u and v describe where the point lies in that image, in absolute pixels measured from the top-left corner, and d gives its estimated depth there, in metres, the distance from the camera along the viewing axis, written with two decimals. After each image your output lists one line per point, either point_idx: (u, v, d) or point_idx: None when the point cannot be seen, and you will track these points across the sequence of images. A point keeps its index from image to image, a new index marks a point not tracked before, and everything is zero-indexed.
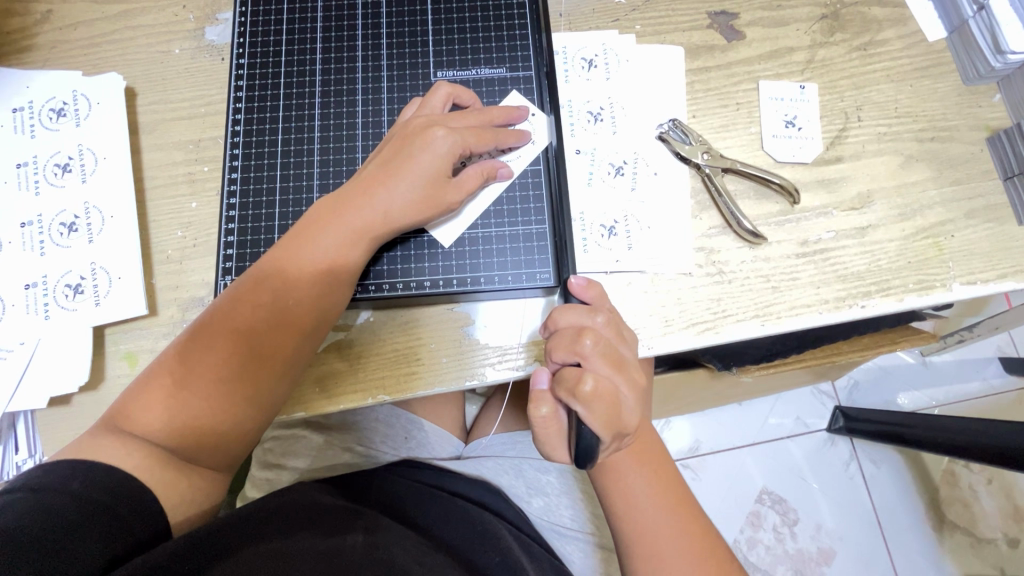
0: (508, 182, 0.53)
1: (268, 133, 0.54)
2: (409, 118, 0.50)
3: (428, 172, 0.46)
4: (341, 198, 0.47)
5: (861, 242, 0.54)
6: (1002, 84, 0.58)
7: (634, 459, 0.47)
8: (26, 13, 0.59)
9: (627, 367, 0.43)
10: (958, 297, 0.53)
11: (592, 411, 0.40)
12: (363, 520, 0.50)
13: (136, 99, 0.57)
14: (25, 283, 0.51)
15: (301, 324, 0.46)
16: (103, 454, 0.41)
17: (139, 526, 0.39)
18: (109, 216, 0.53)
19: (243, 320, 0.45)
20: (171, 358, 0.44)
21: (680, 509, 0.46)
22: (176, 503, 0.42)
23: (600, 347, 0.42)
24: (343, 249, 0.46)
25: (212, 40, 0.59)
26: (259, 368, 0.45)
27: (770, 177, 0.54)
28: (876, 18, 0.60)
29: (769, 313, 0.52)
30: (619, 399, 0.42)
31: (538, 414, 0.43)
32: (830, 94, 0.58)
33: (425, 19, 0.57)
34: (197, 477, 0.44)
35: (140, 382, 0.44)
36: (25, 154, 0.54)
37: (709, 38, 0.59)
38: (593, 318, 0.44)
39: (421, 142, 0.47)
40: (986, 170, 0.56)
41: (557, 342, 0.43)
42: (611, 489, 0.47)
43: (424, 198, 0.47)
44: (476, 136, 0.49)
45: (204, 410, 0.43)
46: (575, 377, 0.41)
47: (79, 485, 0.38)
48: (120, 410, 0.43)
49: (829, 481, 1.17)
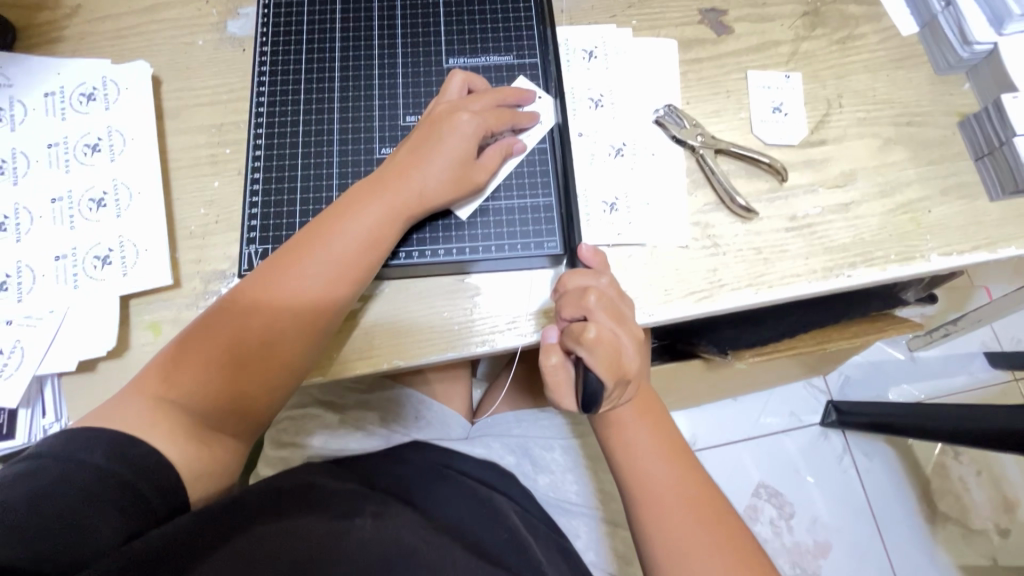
0: (522, 155, 0.56)
1: (289, 115, 0.58)
2: (433, 106, 0.54)
3: (456, 155, 0.50)
4: (373, 179, 0.50)
5: (845, 216, 0.58)
6: (971, 74, 0.63)
7: (635, 412, 0.51)
8: (57, 7, 0.63)
9: (627, 322, 0.47)
10: (936, 268, 0.57)
11: (595, 356, 0.44)
12: (374, 502, 0.52)
13: (162, 86, 0.60)
14: (54, 255, 0.53)
15: (336, 298, 0.48)
16: (131, 423, 0.43)
17: (157, 503, 0.41)
18: (136, 193, 0.56)
19: (280, 292, 0.47)
20: (205, 327, 0.47)
21: (677, 456, 0.49)
22: (197, 475, 0.45)
23: (603, 302, 0.46)
24: (377, 227, 0.49)
25: (234, 32, 0.62)
26: (296, 337, 0.47)
27: (759, 157, 0.58)
28: (853, 15, 0.65)
29: (761, 283, 0.56)
30: (619, 348, 0.46)
31: (549, 361, 0.47)
32: (813, 83, 0.63)
33: (437, 12, 0.61)
34: (220, 448, 0.47)
35: (176, 349, 0.47)
36: (56, 136, 0.57)
37: (700, 32, 0.64)
38: (597, 279, 0.48)
39: (448, 125, 0.50)
40: (959, 151, 0.61)
41: (565, 300, 0.47)
42: (613, 437, 0.51)
43: (451, 177, 0.50)
44: (496, 118, 0.53)
45: (241, 376, 0.47)
46: (579, 327, 0.45)
47: (101, 457, 0.40)
48: (150, 376, 0.46)
49: (823, 473, 1.19)
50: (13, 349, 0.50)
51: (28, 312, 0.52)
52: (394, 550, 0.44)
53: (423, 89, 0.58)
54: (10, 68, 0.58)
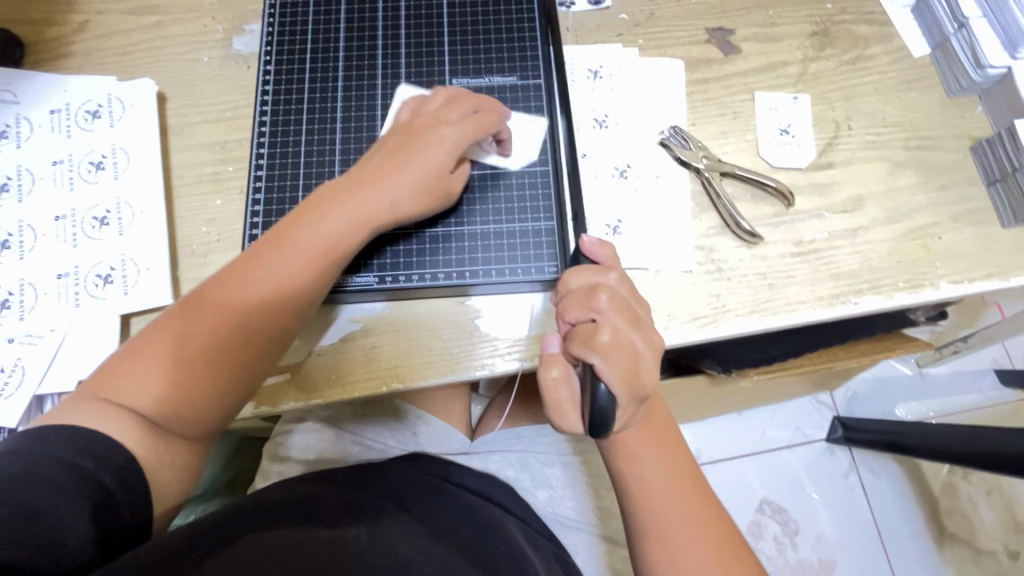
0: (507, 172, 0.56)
1: (291, 135, 0.57)
2: (414, 114, 0.52)
3: (428, 167, 0.49)
4: (343, 185, 0.50)
5: (853, 242, 0.57)
6: (984, 97, 0.61)
7: (646, 437, 0.49)
8: (65, 23, 0.63)
9: (641, 325, 0.45)
10: (946, 295, 0.56)
11: (609, 362, 0.42)
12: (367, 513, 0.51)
13: (167, 103, 0.60)
14: (57, 273, 0.54)
15: (295, 302, 0.48)
16: (80, 417, 0.42)
17: (122, 495, 0.40)
18: (139, 211, 0.56)
19: (241, 296, 0.47)
20: (164, 329, 0.46)
21: (689, 490, 0.49)
22: (154, 465, 0.43)
23: (615, 302, 0.45)
24: (345, 235, 0.48)
25: (238, 49, 0.62)
26: (251, 341, 0.47)
27: (765, 181, 0.57)
28: (863, 35, 0.64)
29: (766, 309, 0.55)
30: (634, 353, 0.44)
31: (550, 376, 0.46)
32: (821, 104, 0.62)
33: (441, 32, 0.61)
34: (179, 449, 0.45)
35: (131, 348, 0.46)
36: (60, 153, 0.57)
37: (707, 52, 0.63)
38: (606, 276, 0.47)
39: (426, 138, 0.50)
40: (970, 176, 0.59)
41: (573, 302, 0.46)
42: (624, 467, 0.49)
43: (424, 192, 0.50)
44: (476, 126, 0.51)
45: (191, 377, 0.45)
46: (591, 330, 0.44)
47: (71, 451, 0.39)
48: (104, 375, 0.45)
49: (828, 490, 1.17)
50: (14, 368, 0.51)
51: (30, 330, 0.52)
52: (391, 558, 0.44)
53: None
54: (17, 84, 0.59)
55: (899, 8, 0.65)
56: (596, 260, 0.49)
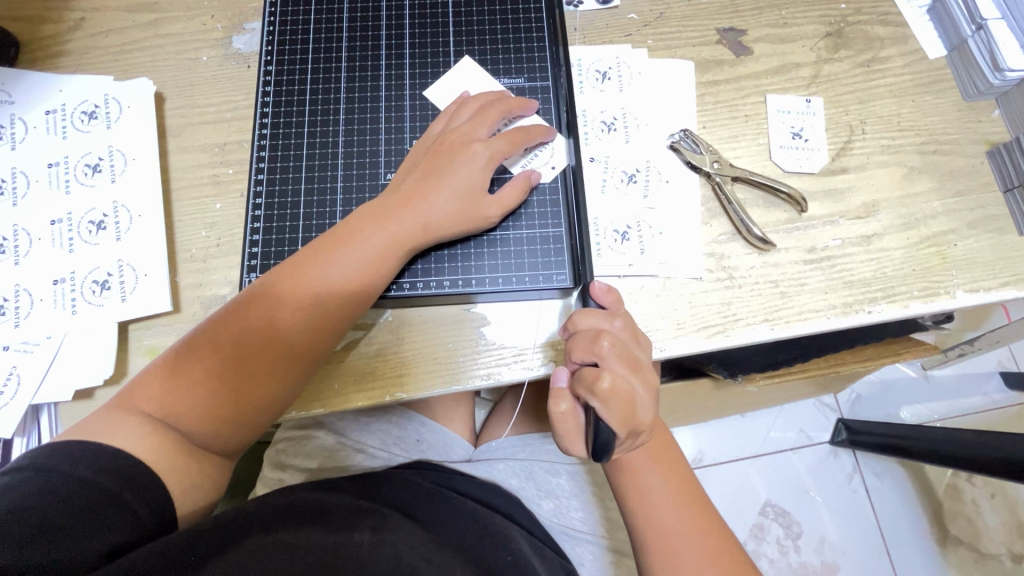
0: (537, 185, 0.54)
1: (293, 137, 0.56)
2: (444, 131, 0.52)
3: (466, 186, 0.49)
4: (377, 206, 0.49)
5: (867, 249, 0.56)
6: (1001, 100, 0.60)
7: (645, 454, 0.50)
8: (61, 20, 0.61)
9: (641, 369, 0.45)
10: (961, 304, 0.54)
11: (608, 408, 0.43)
12: (371, 516, 0.50)
13: (165, 104, 0.59)
14: (52, 279, 0.52)
15: (331, 321, 0.47)
16: (118, 438, 0.42)
17: (145, 513, 0.40)
18: (137, 215, 0.54)
19: (278, 316, 0.46)
20: (195, 347, 0.45)
21: (691, 505, 0.48)
22: (183, 488, 0.43)
23: (617, 348, 0.45)
24: (381, 252, 0.48)
25: (239, 48, 0.61)
26: (288, 363, 0.46)
27: (778, 186, 0.56)
28: (878, 36, 0.62)
29: (777, 318, 0.54)
30: (633, 399, 0.44)
31: (558, 409, 0.46)
32: (835, 107, 0.60)
33: (447, 31, 0.60)
34: (209, 464, 0.45)
35: (165, 364, 0.45)
36: (57, 155, 0.56)
37: (718, 53, 0.61)
38: (611, 322, 0.46)
39: (462, 156, 0.50)
40: (987, 182, 0.58)
41: (577, 344, 0.46)
42: (624, 483, 0.49)
43: (460, 209, 0.49)
44: (508, 143, 0.51)
45: (230, 399, 0.45)
46: (593, 376, 0.44)
47: (87, 469, 0.39)
48: (140, 391, 0.44)
49: (832, 493, 1.17)
50: (10, 376, 0.50)
51: (26, 338, 0.51)
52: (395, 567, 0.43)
53: (467, 88, 0.57)
54: (12, 84, 0.57)
55: (914, 9, 0.64)
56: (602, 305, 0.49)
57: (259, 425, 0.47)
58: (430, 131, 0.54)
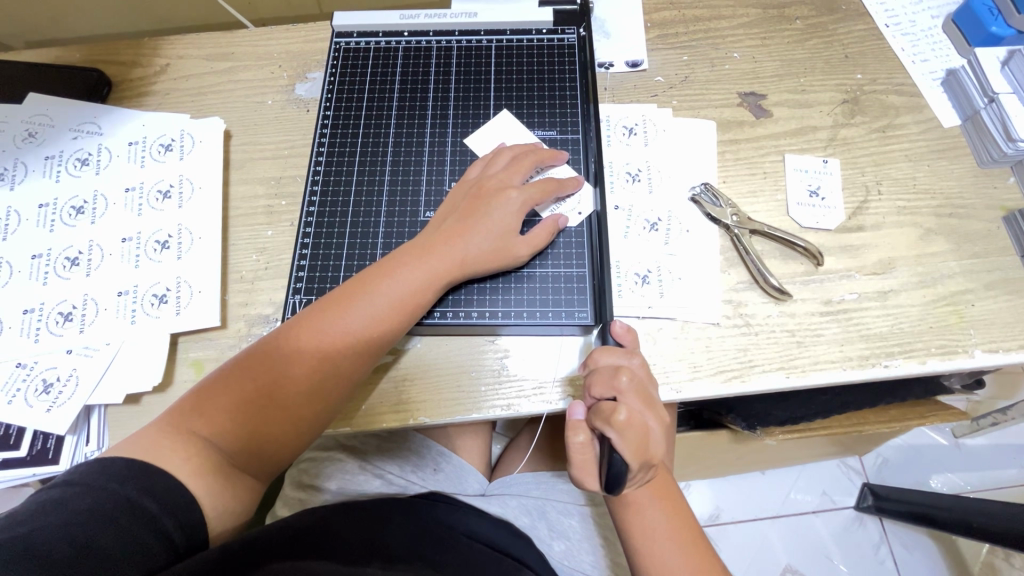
0: (564, 228, 0.58)
1: (344, 174, 0.61)
2: (483, 176, 0.57)
3: (501, 227, 0.53)
4: (418, 243, 0.53)
5: (883, 304, 0.57)
6: (1016, 169, 0.62)
7: (651, 493, 0.51)
8: (149, 65, 0.70)
9: (654, 404, 0.48)
10: (981, 364, 0.55)
11: (623, 439, 0.45)
12: (384, 558, 0.48)
13: (231, 141, 0.66)
14: (118, 291, 0.57)
15: (371, 348, 0.50)
16: (165, 459, 0.44)
17: (179, 539, 0.41)
18: (197, 237, 0.60)
19: (321, 341, 0.49)
20: (244, 369, 0.49)
21: (690, 547, 0.49)
22: (218, 512, 0.45)
23: (634, 383, 0.47)
24: (421, 285, 0.51)
25: (301, 94, 0.68)
26: (328, 386, 0.49)
27: (795, 240, 0.58)
28: (893, 105, 0.66)
29: (793, 366, 0.55)
30: (646, 431, 0.47)
31: (576, 440, 0.48)
32: (851, 169, 0.63)
33: (489, 86, 0.66)
34: (243, 485, 0.48)
35: (215, 383, 0.48)
36: (133, 181, 0.62)
37: (738, 115, 0.66)
38: (629, 359, 0.49)
39: (498, 200, 0.54)
40: (1004, 245, 0.60)
41: (596, 379, 0.48)
42: (628, 518, 0.51)
43: (494, 248, 0.53)
44: (540, 190, 0.56)
45: (274, 419, 0.48)
46: (610, 409, 0.46)
47: (133, 489, 0.41)
48: (187, 410, 0.47)
49: (858, 563, 1.11)
50: (69, 378, 0.54)
51: (87, 343, 0.55)
52: None
53: (503, 138, 0.62)
54: (102, 117, 0.65)
55: (929, 81, 0.67)
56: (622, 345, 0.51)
57: (294, 446, 0.50)
58: (468, 175, 0.59)
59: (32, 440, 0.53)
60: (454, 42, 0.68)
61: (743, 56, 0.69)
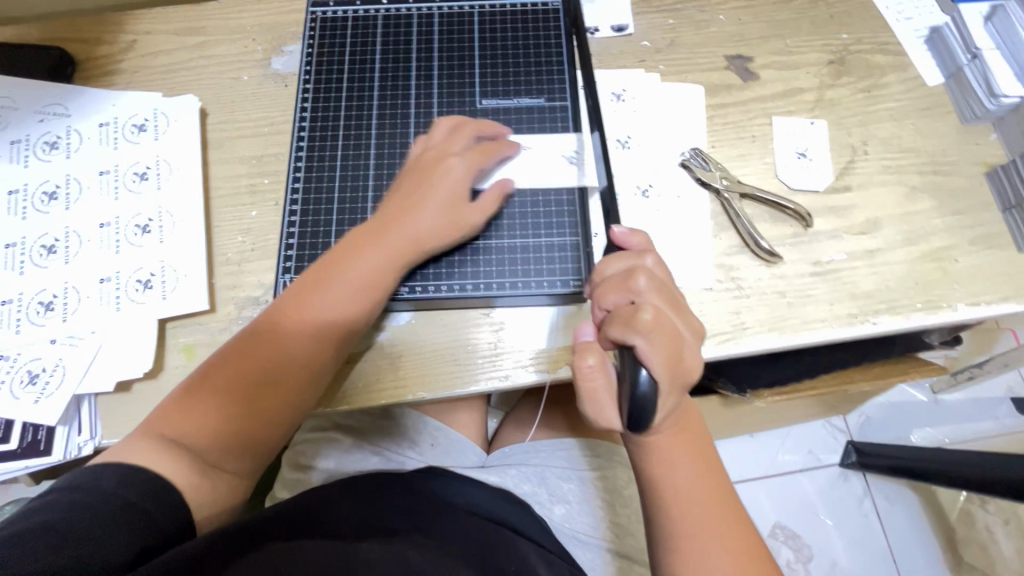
0: (515, 192, 0.57)
1: (328, 149, 0.60)
2: (419, 152, 0.56)
3: (450, 198, 0.53)
4: (370, 228, 0.53)
5: (870, 263, 0.58)
6: (997, 125, 0.63)
7: (679, 446, 0.47)
8: (115, 42, 0.67)
9: (679, 308, 0.43)
10: (964, 317, 0.56)
11: (652, 343, 0.40)
12: (382, 534, 0.48)
13: (208, 119, 0.63)
14: (99, 278, 0.56)
15: (339, 336, 0.50)
16: (143, 459, 0.44)
17: (165, 525, 0.41)
18: (180, 220, 0.58)
19: (285, 334, 0.49)
20: (210, 371, 0.49)
21: (719, 503, 0.46)
22: (203, 503, 0.45)
23: (653, 285, 0.43)
24: (379, 270, 0.51)
25: (278, 68, 0.65)
26: (296, 376, 0.49)
27: (784, 203, 0.59)
28: (878, 64, 0.66)
29: (785, 327, 0.56)
30: (676, 336, 0.42)
31: (586, 362, 0.43)
32: (838, 130, 0.64)
33: (473, 54, 0.64)
34: (224, 477, 0.47)
35: (181, 389, 0.48)
36: (107, 163, 0.60)
37: (726, 78, 0.65)
38: (642, 260, 0.45)
39: (438, 172, 0.53)
40: (986, 201, 0.61)
41: (608, 287, 0.44)
42: (655, 470, 0.47)
43: (446, 220, 0.53)
44: (478, 155, 0.55)
45: (246, 416, 0.48)
46: (631, 311, 0.41)
47: (113, 483, 0.41)
48: (160, 413, 0.47)
49: (843, 516, 1.16)
50: (55, 368, 0.52)
51: (71, 332, 0.54)
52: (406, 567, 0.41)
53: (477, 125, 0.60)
54: (68, 99, 0.62)
55: (913, 39, 0.67)
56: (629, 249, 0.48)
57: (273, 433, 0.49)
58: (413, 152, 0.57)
59: (22, 433, 0.51)
60: (435, 9, 0.66)
61: (729, 18, 0.68)
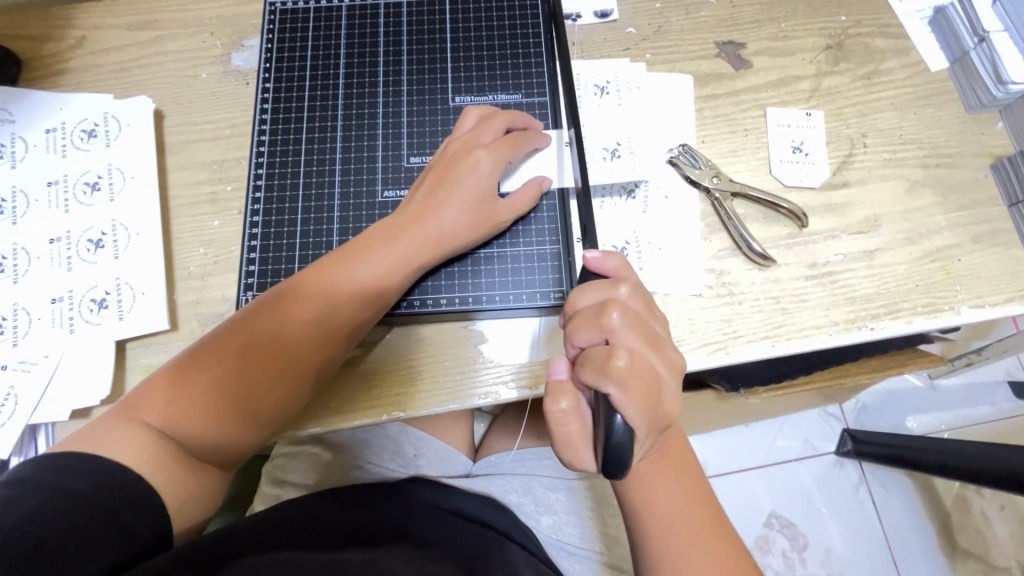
0: (547, 190, 0.54)
1: (291, 154, 0.56)
2: (447, 140, 0.53)
3: (474, 195, 0.49)
4: (388, 222, 0.49)
5: (869, 264, 0.55)
6: (1004, 113, 0.59)
7: (662, 472, 0.46)
8: (62, 39, 0.62)
9: (657, 344, 0.40)
10: (967, 321, 0.54)
11: (626, 391, 0.37)
12: (366, 542, 0.46)
13: (164, 122, 0.59)
14: (51, 298, 0.53)
15: (343, 331, 0.47)
16: (120, 447, 0.40)
17: (145, 533, 0.38)
18: (136, 233, 0.55)
19: (287, 327, 0.46)
20: (203, 358, 0.45)
21: (709, 531, 0.44)
22: (185, 504, 0.42)
23: (628, 321, 0.40)
24: (393, 267, 0.48)
25: (238, 65, 0.61)
26: (294, 374, 0.46)
27: (777, 201, 0.55)
28: (878, 49, 0.62)
29: (778, 334, 0.53)
30: (652, 378, 0.39)
31: (557, 407, 0.40)
32: (836, 121, 0.60)
33: (445, 45, 0.60)
34: (205, 475, 0.44)
35: (166, 372, 0.44)
36: (56, 173, 0.56)
37: (717, 66, 0.61)
38: (616, 291, 0.41)
39: (467, 164, 0.50)
40: (991, 195, 0.57)
41: (579, 325, 0.41)
42: (637, 498, 0.45)
43: (469, 218, 0.49)
44: (508, 148, 0.51)
45: (234, 410, 0.44)
46: (604, 355, 0.38)
47: (86, 484, 0.37)
48: (138, 400, 0.43)
49: (839, 504, 1.15)
50: (7, 397, 0.50)
51: (23, 357, 0.51)
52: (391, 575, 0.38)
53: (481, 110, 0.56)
54: (12, 103, 0.58)
55: (915, 22, 0.63)
56: (604, 275, 0.44)
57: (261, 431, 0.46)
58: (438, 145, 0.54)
59: None
60: None
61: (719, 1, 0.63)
